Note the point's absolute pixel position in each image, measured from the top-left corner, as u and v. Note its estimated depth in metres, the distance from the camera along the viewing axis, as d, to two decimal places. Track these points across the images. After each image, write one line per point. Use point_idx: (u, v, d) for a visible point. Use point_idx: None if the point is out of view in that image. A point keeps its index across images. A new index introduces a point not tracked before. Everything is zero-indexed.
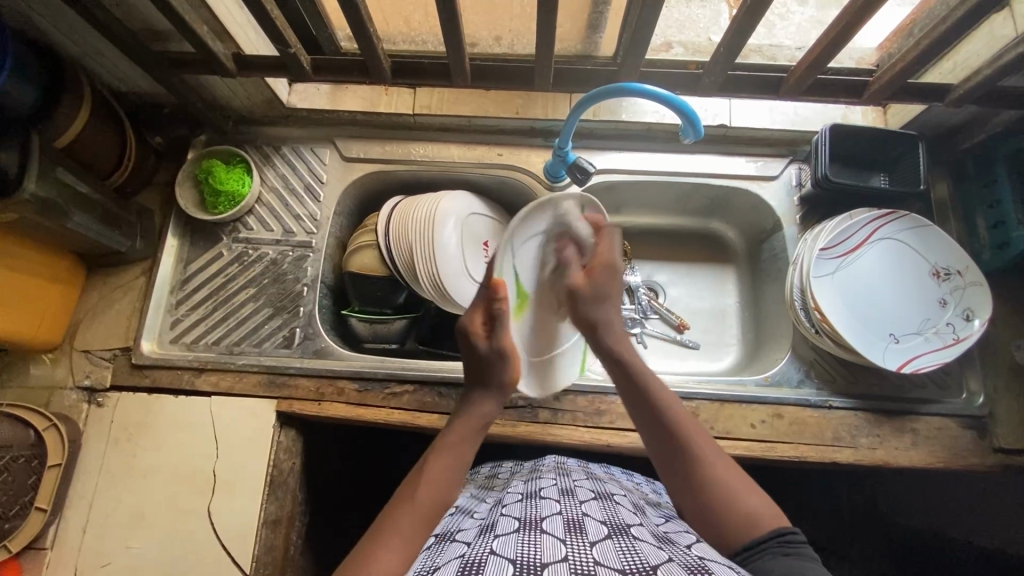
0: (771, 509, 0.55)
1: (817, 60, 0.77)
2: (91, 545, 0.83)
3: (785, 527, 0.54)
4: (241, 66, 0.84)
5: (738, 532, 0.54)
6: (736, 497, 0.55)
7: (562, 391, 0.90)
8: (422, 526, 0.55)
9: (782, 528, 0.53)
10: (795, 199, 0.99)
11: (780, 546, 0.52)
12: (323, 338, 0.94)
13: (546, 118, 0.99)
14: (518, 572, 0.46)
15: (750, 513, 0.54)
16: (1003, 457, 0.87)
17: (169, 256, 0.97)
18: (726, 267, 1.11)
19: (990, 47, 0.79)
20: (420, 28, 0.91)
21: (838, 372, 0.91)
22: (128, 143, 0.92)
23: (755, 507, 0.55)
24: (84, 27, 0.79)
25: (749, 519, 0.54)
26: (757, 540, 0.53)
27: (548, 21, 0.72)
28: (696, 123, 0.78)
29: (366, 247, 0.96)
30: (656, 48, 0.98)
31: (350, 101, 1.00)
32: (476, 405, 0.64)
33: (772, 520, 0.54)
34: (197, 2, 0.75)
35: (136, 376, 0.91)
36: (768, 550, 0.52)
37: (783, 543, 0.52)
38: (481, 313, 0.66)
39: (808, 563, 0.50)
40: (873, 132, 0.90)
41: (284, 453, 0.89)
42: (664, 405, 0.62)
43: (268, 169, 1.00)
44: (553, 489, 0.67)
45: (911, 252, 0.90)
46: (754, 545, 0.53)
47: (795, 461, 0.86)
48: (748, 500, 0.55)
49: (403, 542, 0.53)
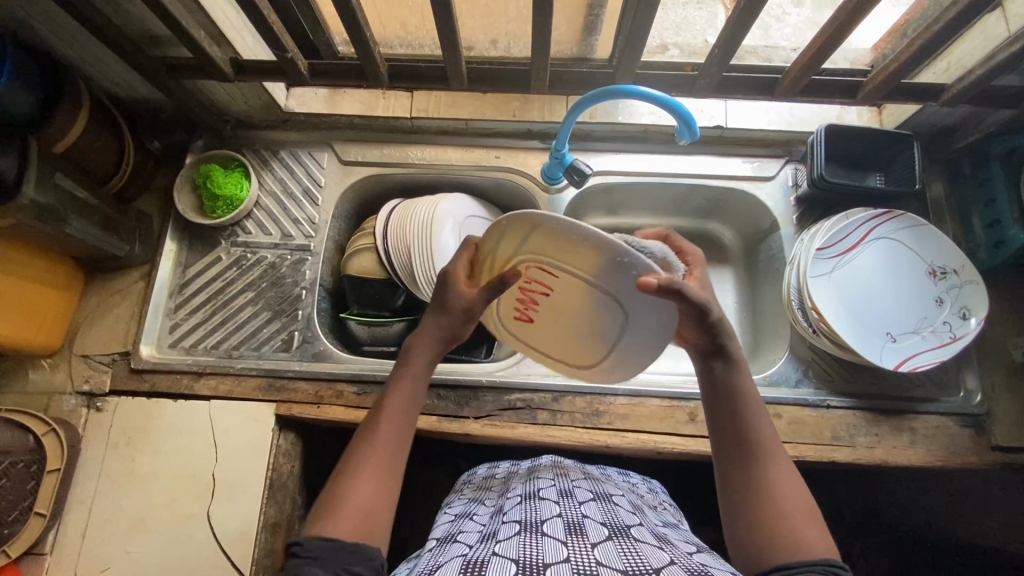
0: (822, 537, 0.52)
1: (811, 61, 0.78)
2: (90, 550, 0.83)
3: (832, 560, 0.50)
4: (238, 72, 0.85)
5: (784, 553, 0.51)
6: (792, 507, 0.54)
7: (561, 392, 0.91)
8: (393, 459, 0.56)
9: (830, 561, 0.50)
10: (791, 199, 0.99)
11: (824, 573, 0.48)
12: (322, 341, 0.94)
13: (542, 121, 1.00)
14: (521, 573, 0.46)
15: (798, 537, 0.52)
16: (1001, 455, 0.87)
17: (169, 260, 0.97)
18: (724, 268, 1.11)
19: (983, 47, 0.80)
20: (416, 31, 0.91)
21: (835, 371, 0.92)
22: (126, 149, 0.93)
23: (805, 529, 0.52)
24: (82, 34, 0.79)
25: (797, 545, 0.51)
26: (801, 564, 0.49)
27: (545, 25, 0.73)
28: (692, 125, 0.79)
29: (364, 250, 0.97)
30: (652, 50, 0.99)
31: (348, 105, 1.01)
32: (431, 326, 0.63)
33: (823, 553, 0.51)
34: (194, 8, 0.75)
35: (135, 380, 0.91)
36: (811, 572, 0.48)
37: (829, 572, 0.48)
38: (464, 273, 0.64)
39: None
40: (867, 132, 0.90)
41: (283, 457, 0.89)
42: (743, 398, 0.60)
43: (266, 173, 1.01)
44: (552, 490, 0.67)
45: (907, 251, 0.91)
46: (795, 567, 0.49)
47: (794, 461, 0.86)
48: (802, 525, 0.52)
49: (376, 477, 0.54)
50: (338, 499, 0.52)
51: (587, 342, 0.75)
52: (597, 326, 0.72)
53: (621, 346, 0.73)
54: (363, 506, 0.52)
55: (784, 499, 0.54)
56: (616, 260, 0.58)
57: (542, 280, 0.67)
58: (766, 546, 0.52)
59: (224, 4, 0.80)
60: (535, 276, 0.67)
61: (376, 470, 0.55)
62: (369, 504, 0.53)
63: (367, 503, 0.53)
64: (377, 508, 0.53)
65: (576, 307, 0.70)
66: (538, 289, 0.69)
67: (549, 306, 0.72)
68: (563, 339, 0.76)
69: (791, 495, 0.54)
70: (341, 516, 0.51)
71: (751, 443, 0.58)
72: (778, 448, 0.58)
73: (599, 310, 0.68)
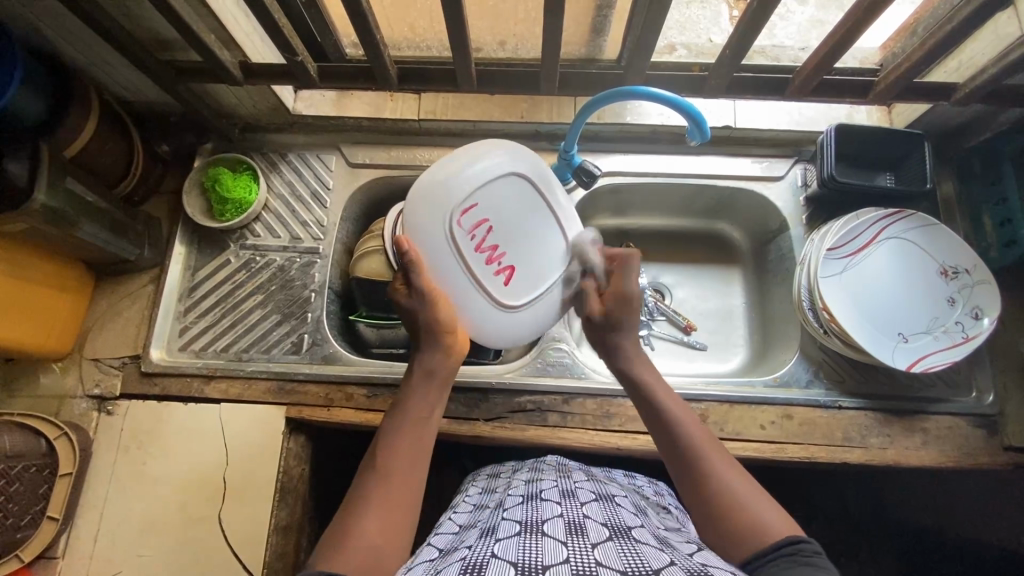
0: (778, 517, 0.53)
1: (822, 63, 0.78)
2: (102, 553, 0.83)
3: (796, 535, 0.51)
4: (247, 75, 0.85)
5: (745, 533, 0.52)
6: (739, 501, 0.55)
7: (572, 394, 0.90)
8: (400, 498, 0.57)
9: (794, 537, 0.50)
10: (801, 199, 0.99)
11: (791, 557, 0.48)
12: (331, 344, 0.94)
13: (550, 122, 1.00)
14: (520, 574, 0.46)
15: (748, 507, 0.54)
16: (1014, 455, 0.86)
17: (177, 264, 0.97)
18: (733, 267, 1.11)
19: (993, 46, 0.80)
20: (425, 34, 0.91)
21: (846, 372, 0.91)
22: (136, 152, 0.93)
23: (751, 498, 0.55)
24: (91, 37, 0.78)
25: (750, 514, 0.53)
26: (767, 548, 0.50)
27: (555, 25, 0.72)
28: (702, 126, 0.78)
29: (372, 252, 0.93)
30: (660, 50, 0.98)
31: (354, 107, 1.00)
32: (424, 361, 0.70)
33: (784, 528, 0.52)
34: (204, 11, 0.75)
35: (145, 384, 0.92)
36: (777, 560, 0.49)
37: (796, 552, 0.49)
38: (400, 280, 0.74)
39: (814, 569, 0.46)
40: (879, 132, 0.90)
41: (294, 460, 0.89)
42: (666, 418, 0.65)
43: (274, 176, 1.01)
44: (554, 490, 0.67)
45: (919, 251, 0.90)
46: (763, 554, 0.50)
47: (807, 463, 0.86)
48: (747, 493, 0.55)
49: (380, 509, 0.55)
50: (348, 534, 0.53)
51: (545, 240, 0.82)
52: (534, 225, 0.81)
53: (565, 226, 0.84)
54: (372, 539, 0.53)
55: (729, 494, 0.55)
56: (484, 156, 0.76)
57: (479, 222, 0.77)
58: (722, 525, 0.54)
59: (233, 8, 0.80)
60: (471, 226, 0.76)
61: (382, 508, 0.56)
62: (378, 536, 0.53)
63: (376, 538, 0.53)
64: (385, 541, 0.53)
65: (511, 211, 0.79)
66: (485, 231, 0.77)
67: (501, 236, 0.79)
68: (531, 256, 0.81)
69: (714, 451, 0.60)
70: (349, 545, 0.52)
71: (686, 454, 0.60)
72: (711, 449, 0.60)
73: (525, 199, 0.80)
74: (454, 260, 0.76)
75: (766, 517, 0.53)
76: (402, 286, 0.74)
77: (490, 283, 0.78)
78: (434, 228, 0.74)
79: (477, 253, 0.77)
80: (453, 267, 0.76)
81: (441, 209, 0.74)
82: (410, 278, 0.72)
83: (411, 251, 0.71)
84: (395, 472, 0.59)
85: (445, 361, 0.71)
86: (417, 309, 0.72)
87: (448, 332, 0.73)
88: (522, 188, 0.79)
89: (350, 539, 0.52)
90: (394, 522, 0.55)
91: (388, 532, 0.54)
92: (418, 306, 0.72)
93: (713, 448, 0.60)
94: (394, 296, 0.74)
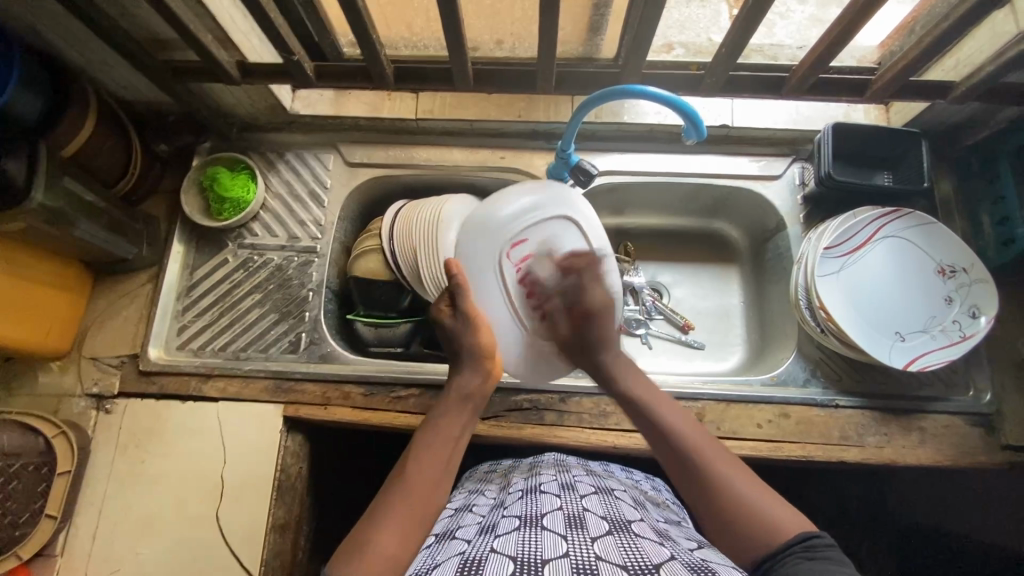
0: (789, 516, 0.53)
1: (819, 60, 0.77)
2: (100, 551, 0.83)
3: (809, 532, 0.51)
4: (244, 74, 0.85)
5: (760, 534, 0.51)
6: (748, 502, 0.54)
7: (569, 393, 0.90)
8: (423, 512, 0.57)
9: (806, 533, 0.51)
10: (798, 198, 0.99)
11: (805, 551, 0.49)
12: (329, 342, 0.94)
13: (547, 121, 1.00)
14: (518, 571, 0.46)
15: (759, 509, 0.53)
16: (1011, 454, 0.86)
17: (175, 262, 0.98)
18: (731, 266, 1.11)
19: (990, 44, 0.79)
20: (421, 33, 0.91)
21: (844, 371, 0.91)
22: (133, 150, 0.93)
23: (756, 498, 0.54)
24: (87, 37, 0.78)
25: (762, 516, 0.53)
26: (781, 544, 0.50)
27: (550, 24, 0.72)
28: (699, 126, 0.77)
29: (371, 251, 0.95)
30: (658, 49, 0.99)
31: (353, 106, 1.00)
32: (463, 381, 0.70)
33: (795, 527, 0.52)
34: (201, 10, 0.75)
35: (142, 382, 0.91)
36: (792, 556, 0.49)
37: (808, 548, 0.49)
38: (445, 301, 0.76)
39: (835, 567, 0.47)
40: (875, 130, 0.90)
41: (292, 458, 0.89)
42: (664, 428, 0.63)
43: (272, 175, 1.01)
44: (553, 484, 0.67)
45: (916, 250, 0.90)
46: (776, 551, 0.50)
47: (803, 461, 0.86)
48: (758, 498, 0.54)
49: (401, 522, 0.55)
50: (368, 545, 0.52)
51: None
52: (582, 267, 0.83)
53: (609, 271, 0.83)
54: (390, 551, 0.52)
55: (739, 497, 0.54)
56: (541, 200, 0.84)
57: (525, 257, 0.82)
58: (730, 523, 0.53)
59: (230, 6, 0.80)
60: (517, 258, 0.82)
61: (403, 519, 0.55)
62: (395, 548, 0.52)
63: (395, 551, 0.52)
64: (404, 552, 0.52)
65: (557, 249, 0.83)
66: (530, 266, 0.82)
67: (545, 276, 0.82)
68: None
69: (717, 458, 0.58)
70: (368, 553, 0.51)
71: (687, 461, 0.59)
72: (716, 454, 0.58)
73: (573, 243, 0.83)
74: (498, 289, 0.82)
75: (776, 514, 0.53)
76: (446, 309, 0.75)
77: (529, 316, 0.82)
78: (483, 256, 0.82)
79: (519, 285, 0.82)
80: (496, 294, 0.81)
81: (492, 242, 0.82)
82: (456, 299, 0.74)
83: (459, 274, 0.74)
84: (421, 486, 0.58)
85: (481, 385, 0.71)
86: (459, 331, 0.73)
87: (489, 359, 0.73)
88: (574, 227, 0.84)
89: (370, 546, 0.52)
90: (413, 535, 0.54)
91: (405, 543, 0.53)
92: (461, 327, 0.73)
93: (716, 455, 0.59)
94: (439, 317, 0.75)
